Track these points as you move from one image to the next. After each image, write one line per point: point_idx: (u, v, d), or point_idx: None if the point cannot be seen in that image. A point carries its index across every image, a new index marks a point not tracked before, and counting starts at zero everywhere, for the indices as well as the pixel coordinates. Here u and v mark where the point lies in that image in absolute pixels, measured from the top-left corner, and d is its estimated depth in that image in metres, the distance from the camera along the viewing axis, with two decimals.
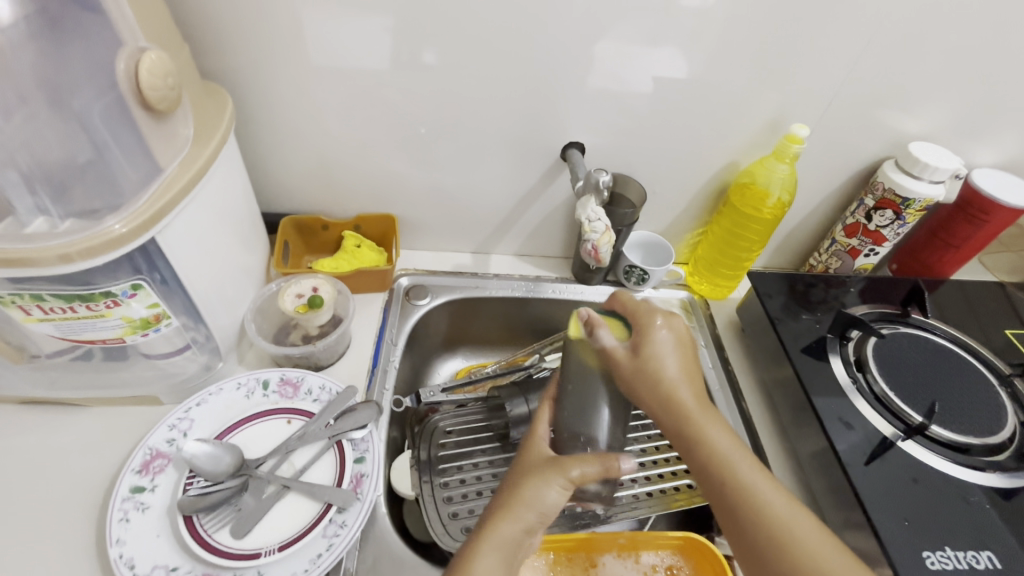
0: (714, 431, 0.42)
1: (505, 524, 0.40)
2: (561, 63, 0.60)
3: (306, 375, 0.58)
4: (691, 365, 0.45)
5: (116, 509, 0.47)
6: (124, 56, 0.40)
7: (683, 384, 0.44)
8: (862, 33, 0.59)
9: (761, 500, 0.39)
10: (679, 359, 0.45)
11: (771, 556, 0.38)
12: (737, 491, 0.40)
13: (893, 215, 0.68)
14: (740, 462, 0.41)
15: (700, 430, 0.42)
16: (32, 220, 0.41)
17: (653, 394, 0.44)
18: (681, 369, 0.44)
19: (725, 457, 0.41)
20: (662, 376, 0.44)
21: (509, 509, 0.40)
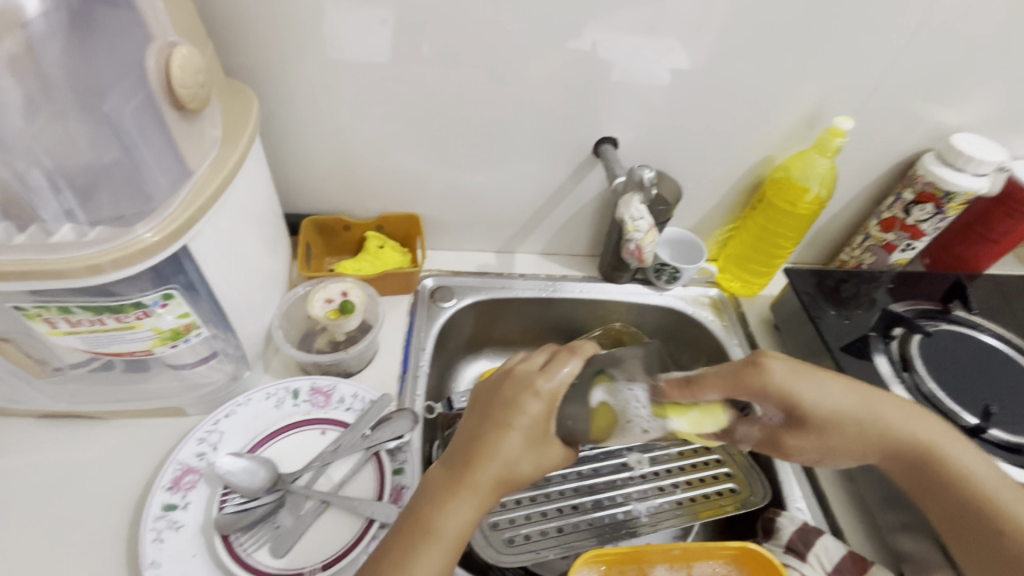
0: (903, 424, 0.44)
1: (460, 500, 0.37)
2: (595, 56, 0.58)
3: (337, 383, 0.56)
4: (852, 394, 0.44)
5: (148, 528, 0.45)
6: (153, 52, 0.38)
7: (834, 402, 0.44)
8: (910, 22, 0.57)
9: (929, 447, 0.44)
10: (822, 389, 0.44)
11: None
12: (914, 446, 0.44)
13: (933, 209, 0.67)
14: (917, 426, 0.44)
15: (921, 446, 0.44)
16: (59, 228, 0.38)
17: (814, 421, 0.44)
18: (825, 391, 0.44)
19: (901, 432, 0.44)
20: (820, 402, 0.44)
21: (470, 482, 0.37)
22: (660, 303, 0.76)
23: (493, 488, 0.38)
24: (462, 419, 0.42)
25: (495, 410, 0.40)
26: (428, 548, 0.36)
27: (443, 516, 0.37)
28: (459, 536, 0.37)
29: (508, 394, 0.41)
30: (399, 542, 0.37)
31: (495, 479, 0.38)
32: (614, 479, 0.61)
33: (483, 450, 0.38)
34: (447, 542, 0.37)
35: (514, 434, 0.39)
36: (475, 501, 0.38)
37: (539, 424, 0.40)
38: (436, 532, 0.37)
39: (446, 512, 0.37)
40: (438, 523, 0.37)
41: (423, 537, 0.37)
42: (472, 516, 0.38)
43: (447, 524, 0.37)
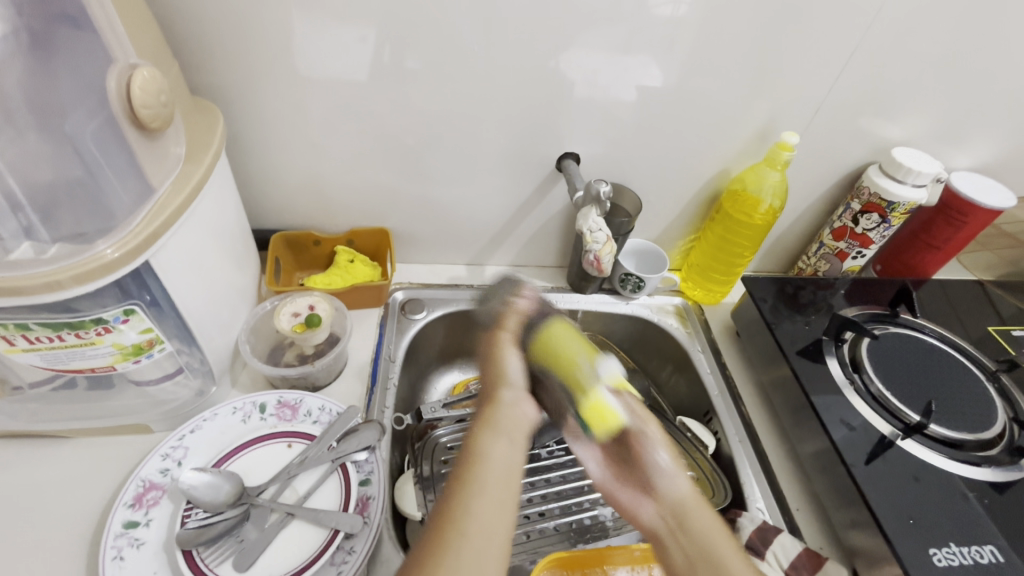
0: (697, 512, 0.39)
1: (485, 434, 0.36)
2: (556, 74, 0.60)
3: (305, 396, 0.57)
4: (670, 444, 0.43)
5: (108, 547, 0.45)
6: (115, 73, 0.39)
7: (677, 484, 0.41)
8: (847, 45, 0.60)
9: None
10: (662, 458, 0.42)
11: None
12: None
13: (879, 218, 0.70)
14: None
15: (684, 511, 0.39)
16: (18, 245, 0.38)
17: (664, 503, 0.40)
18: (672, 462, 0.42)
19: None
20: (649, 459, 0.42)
21: (491, 423, 0.37)
22: (627, 312, 0.78)
23: (513, 430, 0.37)
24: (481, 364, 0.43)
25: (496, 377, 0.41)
26: (479, 475, 0.34)
27: (479, 440, 0.36)
28: (506, 462, 0.35)
29: (505, 365, 0.42)
30: (439, 513, 0.32)
31: (511, 423, 0.38)
32: (581, 485, 0.62)
33: (499, 404, 0.39)
34: (498, 471, 0.34)
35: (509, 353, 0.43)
36: (509, 429, 0.37)
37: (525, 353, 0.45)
38: (481, 463, 0.34)
39: (478, 440, 0.36)
40: (477, 458, 0.35)
41: (473, 469, 0.34)
42: (517, 446, 0.36)
43: (491, 455, 0.35)
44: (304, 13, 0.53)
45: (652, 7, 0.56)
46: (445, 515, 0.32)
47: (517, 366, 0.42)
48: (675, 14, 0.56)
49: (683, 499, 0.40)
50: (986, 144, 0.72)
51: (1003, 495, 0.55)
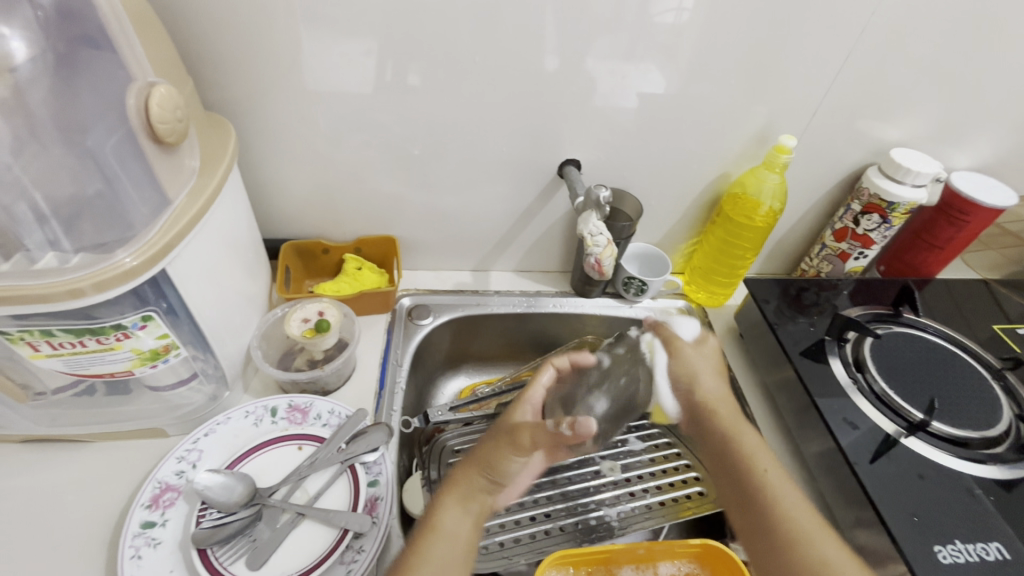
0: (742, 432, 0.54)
1: (453, 514, 0.46)
2: (558, 83, 0.62)
3: (314, 400, 0.58)
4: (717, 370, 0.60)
5: (126, 546, 0.46)
6: (134, 91, 0.41)
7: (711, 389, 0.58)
8: (843, 50, 0.62)
9: (795, 517, 0.46)
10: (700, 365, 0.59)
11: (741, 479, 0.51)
12: (779, 513, 0.47)
13: (879, 218, 0.71)
14: (772, 471, 0.50)
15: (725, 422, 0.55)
16: (43, 255, 0.41)
17: (688, 386, 0.58)
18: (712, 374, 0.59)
19: (752, 452, 0.52)
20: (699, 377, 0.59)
21: (458, 496, 0.48)
22: (631, 315, 0.79)
23: (476, 509, 0.48)
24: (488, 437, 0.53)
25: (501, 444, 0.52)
26: (435, 544, 0.44)
27: (442, 513, 0.46)
28: (459, 535, 0.45)
29: (508, 467, 0.51)
30: (416, 538, 0.45)
31: (478, 499, 0.48)
32: (586, 486, 0.63)
33: (469, 485, 0.49)
34: (450, 540, 0.45)
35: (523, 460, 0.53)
36: (470, 508, 0.47)
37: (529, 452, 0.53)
38: (441, 535, 0.45)
39: (445, 512, 0.46)
40: (436, 526, 0.45)
41: (432, 540, 0.44)
42: (467, 521, 0.47)
43: (446, 524, 0.46)
44: (312, 30, 0.56)
45: (652, 16, 0.57)
46: (419, 537, 0.45)
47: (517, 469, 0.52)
48: (677, 22, 0.58)
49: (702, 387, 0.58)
50: (987, 143, 0.72)
51: (1010, 493, 0.54)
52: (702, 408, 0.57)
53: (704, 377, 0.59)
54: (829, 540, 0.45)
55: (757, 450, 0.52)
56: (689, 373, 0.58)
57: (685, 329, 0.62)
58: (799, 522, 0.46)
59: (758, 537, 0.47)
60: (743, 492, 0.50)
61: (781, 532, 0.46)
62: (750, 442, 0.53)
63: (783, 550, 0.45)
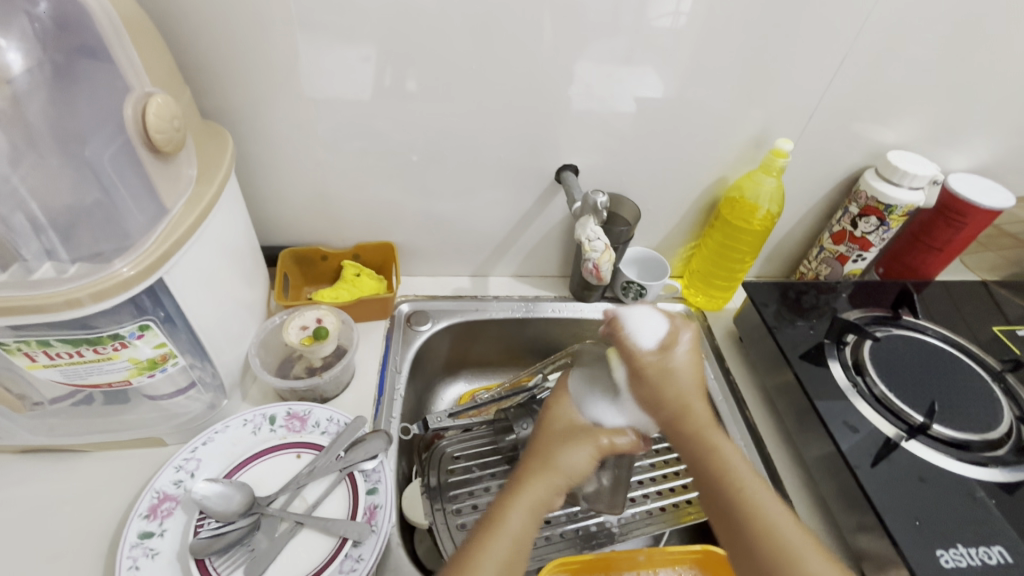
0: (724, 443, 0.48)
1: (510, 519, 0.45)
2: (555, 89, 0.62)
3: (313, 408, 0.58)
4: (685, 369, 0.52)
5: (124, 557, 0.46)
6: (131, 101, 0.41)
7: (695, 401, 0.51)
8: (838, 54, 0.62)
9: (781, 538, 0.43)
10: (680, 371, 0.52)
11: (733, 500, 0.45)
12: (762, 532, 0.43)
13: (877, 221, 0.71)
14: (756, 487, 0.46)
15: (711, 441, 0.48)
16: (41, 265, 0.41)
17: (670, 404, 0.50)
18: (692, 387, 0.51)
19: (731, 466, 0.47)
20: (677, 391, 0.51)
21: (501, 517, 0.45)
22: None
23: (538, 508, 0.46)
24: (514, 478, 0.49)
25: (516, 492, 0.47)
26: (493, 547, 0.43)
27: (505, 519, 0.45)
28: (517, 537, 0.44)
29: (567, 460, 0.50)
30: (470, 541, 0.44)
31: (541, 500, 0.47)
32: None
33: (535, 482, 0.48)
34: (509, 538, 0.44)
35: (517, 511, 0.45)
36: (536, 512, 0.46)
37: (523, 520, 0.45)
38: (501, 533, 0.44)
39: (503, 517, 0.45)
40: (500, 527, 0.44)
41: (490, 539, 0.43)
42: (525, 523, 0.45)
43: (507, 523, 0.45)
44: (311, 39, 0.56)
45: (651, 20, 0.57)
46: (477, 541, 0.43)
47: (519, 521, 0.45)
48: (675, 25, 0.58)
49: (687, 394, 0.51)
50: (983, 144, 0.72)
51: (1012, 496, 0.54)
52: (678, 418, 0.50)
53: (682, 384, 0.51)
54: (816, 554, 0.42)
55: (737, 462, 0.47)
56: (672, 390, 0.51)
57: (645, 330, 0.53)
58: (784, 539, 0.43)
59: (744, 554, 0.43)
60: (727, 512, 0.45)
61: (769, 551, 0.42)
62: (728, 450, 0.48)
63: (779, 569, 0.41)
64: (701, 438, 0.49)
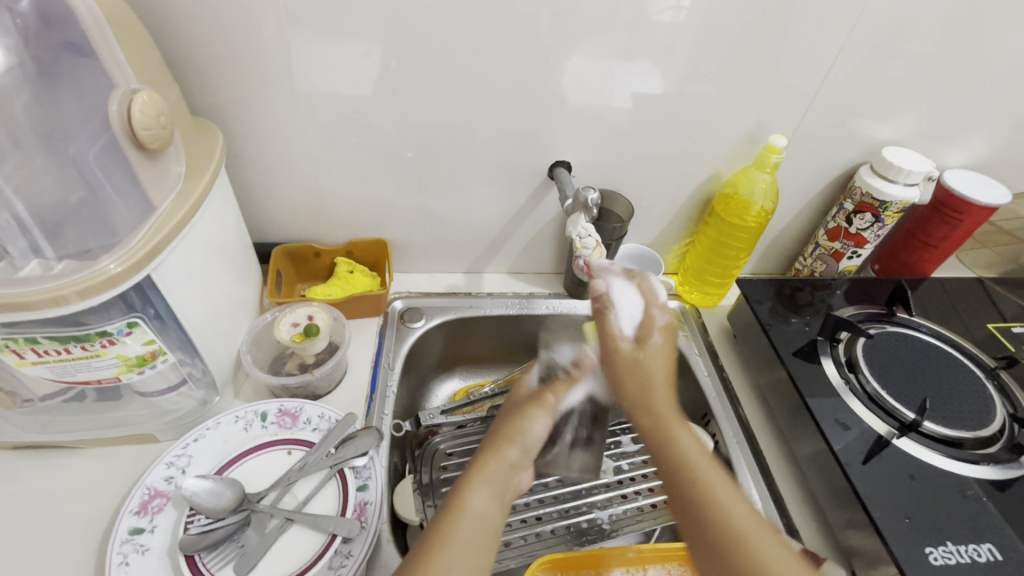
0: (682, 434, 0.47)
1: (472, 495, 0.43)
2: (549, 85, 0.62)
3: (305, 405, 0.58)
4: (664, 350, 0.55)
5: (114, 553, 0.46)
6: (116, 98, 0.41)
7: (660, 392, 0.51)
8: (834, 49, 0.61)
9: (740, 527, 0.41)
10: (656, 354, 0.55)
11: (687, 489, 0.44)
12: (719, 518, 0.42)
13: (872, 218, 0.71)
14: (718, 483, 0.44)
15: (670, 432, 0.48)
16: (26, 263, 0.41)
17: (636, 393, 0.52)
18: (666, 376, 0.53)
19: (692, 460, 0.45)
20: (647, 378, 0.52)
21: (472, 481, 0.44)
22: None
23: (500, 488, 0.44)
24: (481, 453, 0.47)
25: (477, 468, 0.45)
26: (461, 524, 0.41)
27: (467, 492, 0.43)
28: (487, 516, 0.42)
29: (526, 429, 0.50)
30: (439, 520, 0.41)
31: (501, 478, 0.45)
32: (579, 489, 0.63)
33: (501, 458, 0.46)
34: (476, 520, 0.41)
35: (480, 487, 0.43)
36: (497, 492, 0.44)
37: (488, 510, 0.42)
38: (465, 515, 0.41)
39: (469, 492, 0.43)
40: (462, 506, 0.42)
41: (457, 520, 0.41)
42: (494, 503, 0.43)
43: (473, 505, 0.42)
44: (302, 36, 0.56)
45: (651, 14, 0.57)
46: (440, 523, 0.41)
47: (481, 499, 0.43)
48: (675, 20, 0.57)
49: (657, 381, 0.52)
50: (981, 140, 0.72)
51: (1003, 493, 0.54)
52: (643, 408, 0.51)
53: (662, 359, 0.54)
54: (779, 549, 0.40)
55: (696, 453, 0.46)
56: (651, 364, 0.54)
57: (625, 309, 0.57)
58: (741, 531, 0.41)
59: (698, 550, 0.41)
60: (681, 499, 0.44)
61: (725, 539, 0.41)
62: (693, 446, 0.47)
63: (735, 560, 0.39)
64: (659, 430, 0.48)
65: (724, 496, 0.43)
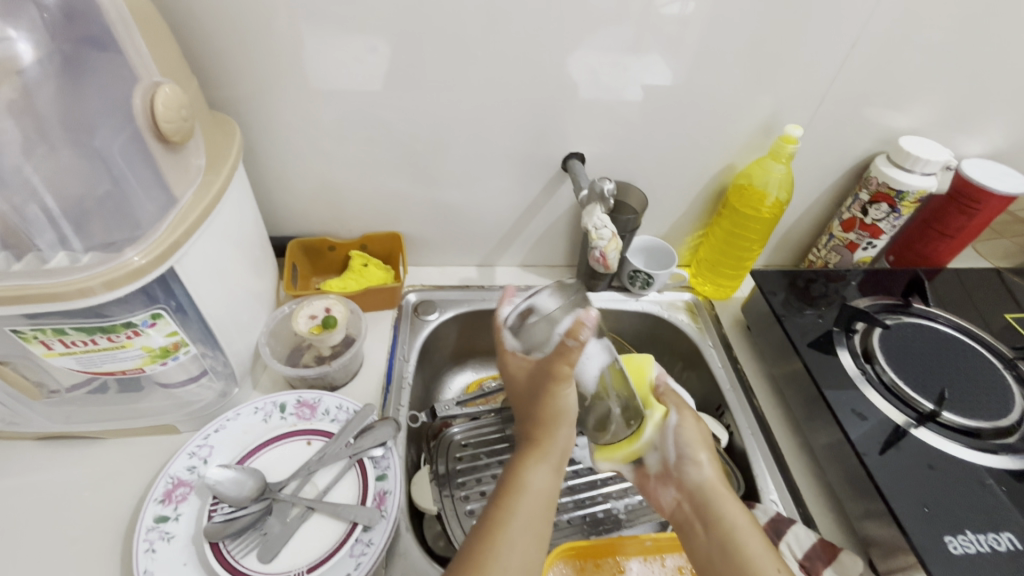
0: (734, 517, 0.48)
1: (532, 475, 0.47)
2: (561, 77, 0.62)
3: (323, 396, 0.59)
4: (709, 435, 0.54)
5: (141, 540, 0.47)
6: (139, 91, 0.42)
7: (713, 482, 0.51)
8: (850, 38, 0.61)
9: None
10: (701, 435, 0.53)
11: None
12: None
13: (888, 208, 0.70)
14: (748, 536, 0.46)
15: (722, 517, 0.48)
16: (54, 254, 0.41)
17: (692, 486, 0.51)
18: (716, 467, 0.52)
19: (742, 544, 0.46)
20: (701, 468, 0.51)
21: (532, 459, 0.48)
22: (637, 309, 0.79)
23: (556, 466, 0.48)
24: (530, 433, 0.50)
25: (534, 446, 0.48)
26: (520, 500, 0.45)
27: (528, 473, 0.47)
28: (543, 492, 0.46)
29: (562, 403, 0.48)
30: (498, 505, 0.45)
31: (558, 455, 0.48)
32: (594, 479, 0.63)
33: (554, 435, 0.49)
34: (535, 494, 0.45)
35: (540, 466, 0.47)
36: (552, 468, 0.48)
37: (545, 490, 0.46)
38: (525, 491, 0.45)
39: (529, 471, 0.47)
40: (523, 485, 0.46)
41: (518, 497, 0.45)
42: (548, 478, 0.47)
43: (530, 481, 0.46)
44: (316, 29, 0.56)
45: (662, 7, 0.57)
46: (501, 500, 0.45)
47: (539, 480, 0.46)
48: (684, 14, 0.57)
49: (695, 452, 0.52)
50: (998, 129, 0.71)
51: (1022, 483, 0.54)
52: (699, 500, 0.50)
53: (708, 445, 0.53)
54: None
55: (749, 537, 0.46)
56: (690, 443, 0.52)
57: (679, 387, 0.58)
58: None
59: None
60: None
61: None
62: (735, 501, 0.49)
63: None
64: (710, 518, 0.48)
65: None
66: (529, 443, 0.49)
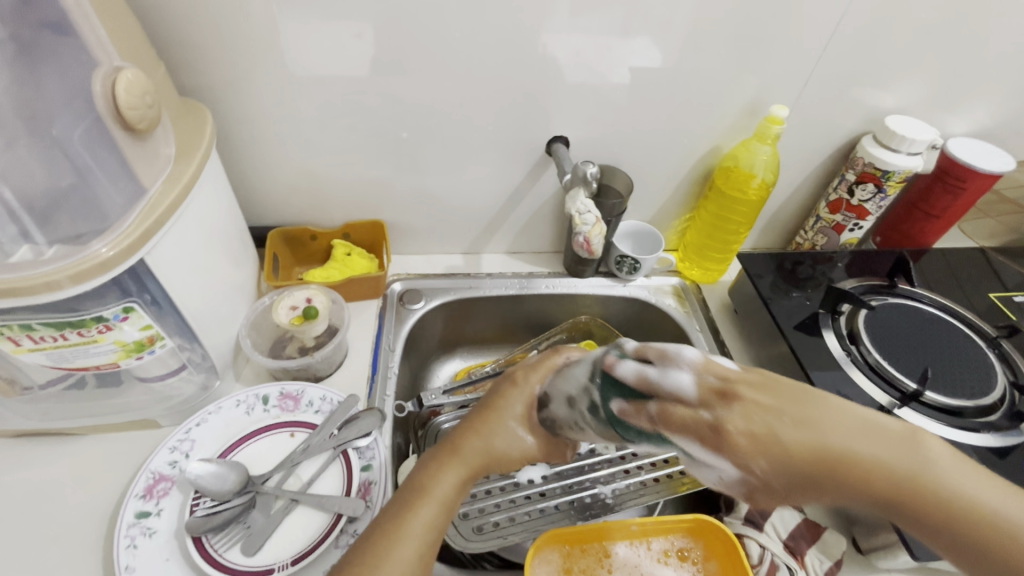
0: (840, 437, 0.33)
1: (438, 485, 0.42)
2: (544, 59, 0.60)
3: (306, 387, 0.58)
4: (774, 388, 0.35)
5: (122, 536, 0.47)
6: (99, 77, 0.40)
7: (822, 433, 0.33)
8: (837, 16, 0.60)
9: (987, 511, 0.32)
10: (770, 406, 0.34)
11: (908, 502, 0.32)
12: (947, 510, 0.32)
13: (874, 188, 0.70)
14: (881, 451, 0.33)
15: (844, 461, 0.32)
16: (17, 248, 0.40)
17: (808, 466, 0.33)
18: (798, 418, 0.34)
19: (884, 461, 0.32)
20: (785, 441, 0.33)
21: (444, 468, 0.43)
22: (625, 294, 0.78)
23: (471, 474, 0.44)
24: (454, 440, 0.45)
25: (450, 457, 0.44)
26: (424, 505, 0.41)
27: (436, 478, 0.42)
28: (447, 501, 0.42)
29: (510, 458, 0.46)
30: (396, 509, 0.41)
31: (473, 457, 0.44)
32: (582, 464, 0.63)
33: (473, 441, 0.45)
34: (436, 503, 0.41)
35: (450, 470, 0.43)
36: (466, 477, 0.43)
37: (452, 497, 0.42)
38: (429, 497, 0.41)
39: (436, 475, 0.43)
40: (428, 489, 0.42)
41: (418, 503, 0.41)
42: (457, 483, 0.43)
43: (436, 485, 0.42)
44: (289, 12, 0.54)
45: None
46: (409, 503, 0.41)
47: (446, 484, 0.42)
48: None
49: (762, 442, 0.34)
50: (986, 107, 0.71)
51: (1004, 460, 0.54)
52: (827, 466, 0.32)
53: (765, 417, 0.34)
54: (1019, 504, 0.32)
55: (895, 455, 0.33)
56: (764, 438, 0.34)
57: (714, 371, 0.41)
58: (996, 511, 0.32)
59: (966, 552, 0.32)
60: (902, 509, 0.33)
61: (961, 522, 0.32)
62: (851, 412, 0.34)
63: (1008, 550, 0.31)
64: (839, 466, 0.32)
65: (951, 472, 0.32)
66: (443, 448, 0.45)
